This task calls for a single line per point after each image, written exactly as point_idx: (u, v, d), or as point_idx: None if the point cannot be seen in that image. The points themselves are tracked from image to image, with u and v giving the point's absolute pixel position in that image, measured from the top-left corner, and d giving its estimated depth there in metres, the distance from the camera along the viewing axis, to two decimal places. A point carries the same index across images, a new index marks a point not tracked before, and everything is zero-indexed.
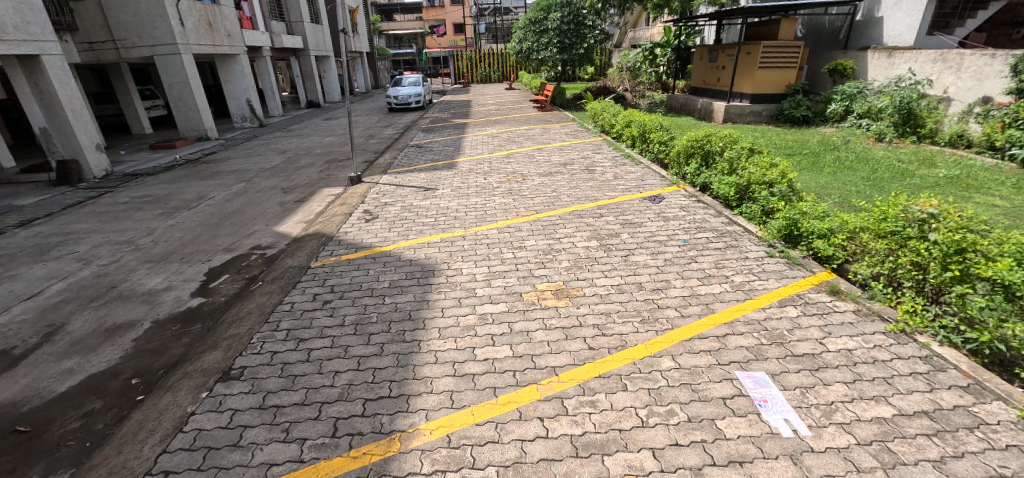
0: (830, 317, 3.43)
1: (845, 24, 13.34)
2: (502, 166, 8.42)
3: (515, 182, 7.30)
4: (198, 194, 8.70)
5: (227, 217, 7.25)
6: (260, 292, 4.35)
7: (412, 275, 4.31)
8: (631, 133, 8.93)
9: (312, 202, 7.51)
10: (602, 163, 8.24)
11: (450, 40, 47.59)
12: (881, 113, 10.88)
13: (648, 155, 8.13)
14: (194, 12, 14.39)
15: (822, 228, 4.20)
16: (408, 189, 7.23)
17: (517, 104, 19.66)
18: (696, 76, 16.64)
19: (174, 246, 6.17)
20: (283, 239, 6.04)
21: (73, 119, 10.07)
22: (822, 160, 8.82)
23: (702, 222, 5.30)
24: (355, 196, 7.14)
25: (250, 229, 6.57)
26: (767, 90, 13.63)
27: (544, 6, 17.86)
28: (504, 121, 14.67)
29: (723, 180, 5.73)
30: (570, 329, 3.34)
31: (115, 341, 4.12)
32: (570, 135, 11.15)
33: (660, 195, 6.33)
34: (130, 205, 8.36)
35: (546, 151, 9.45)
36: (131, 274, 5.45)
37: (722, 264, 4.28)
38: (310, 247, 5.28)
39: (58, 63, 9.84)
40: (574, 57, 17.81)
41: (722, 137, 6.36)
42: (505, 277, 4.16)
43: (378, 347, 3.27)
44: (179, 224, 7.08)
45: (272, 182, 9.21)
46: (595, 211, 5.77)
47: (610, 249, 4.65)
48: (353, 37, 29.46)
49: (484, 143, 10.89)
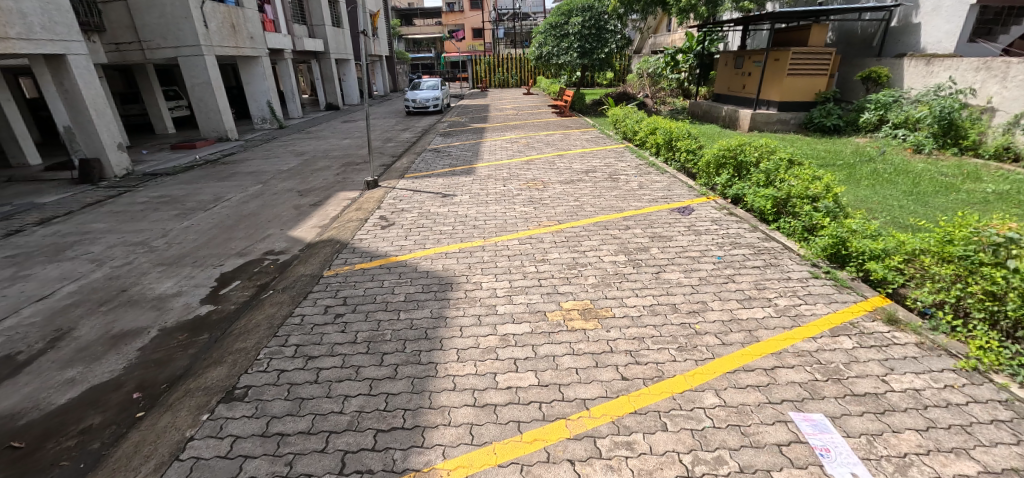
0: (890, 350, 3.08)
1: (879, 30, 12.85)
2: (521, 172, 8.18)
3: (536, 190, 7.03)
4: (214, 195, 8.62)
5: (242, 220, 7.13)
6: (270, 302, 4.17)
7: (429, 288, 4.08)
8: (656, 141, 8.62)
9: (327, 206, 7.35)
10: (625, 171, 7.94)
11: (468, 45, 47.86)
12: (919, 123, 10.37)
13: (674, 164, 7.81)
14: (218, 14, 14.52)
15: (874, 249, 3.84)
16: (425, 195, 7.03)
17: (535, 109, 19.43)
18: (720, 82, 16.22)
19: (187, 249, 6.05)
20: (297, 244, 5.87)
21: (95, 118, 10.15)
22: (859, 172, 8.36)
23: (736, 237, 4.97)
24: (371, 201, 6.96)
25: (264, 233, 6.43)
26: (796, 98, 13.15)
27: (565, 10, 17.63)
28: (522, 126, 14.46)
29: (759, 193, 5.40)
30: (600, 356, 3.05)
31: (120, 350, 3.97)
32: (591, 142, 10.85)
33: (689, 206, 6.01)
34: (147, 205, 8.31)
35: (567, 158, 9.17)
36: (142, 277, 5.33)
37: (764, 285, 3.95)
38: (323, 255, 5.09)
39: (83, 63, 9.93)
40: (595, 63, 17.52)
41: (757, 147, 6.00)
42: (528, 294, 3.89)
43: (391, 369, 3.04)
44: (194, 226, 6.98)
45: (289, 184, 9.11)
46: (621, 222, 5.48)
47: (640, 265, 4.34)
48: (373, 40, 29.65)
49: (503, 148, 10.65)
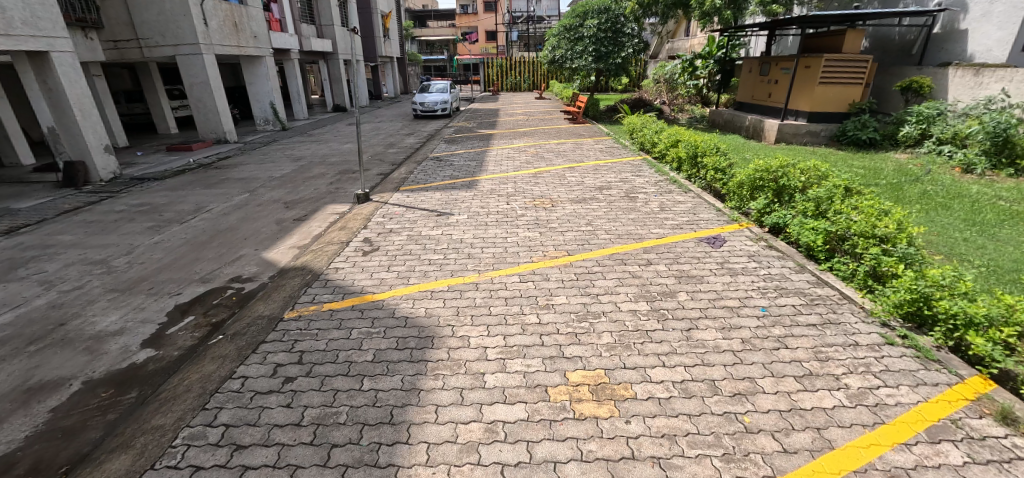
0: (1019, 470, 2.23)
1: (919, 37, 11.89)
2: (528, 187, 7.40)
3: (541, 209, 6.24)
4: (196, 204, 7.97)
5: (217, 236, 6.46)
6: (213, 354, 3.44)
7: (405, 344, 3.31)
8: (678, 154, 7.79)
9: (311, 223, 6.65)
10: (644, 189, 7.13)
11: (482, 47, 47.42)
12: (968, 139, 9.40)
13: (699, 182, 6.96)
14: (219, 12, 13.99)
15: (973, 314, 3.01)
16: (419, 213, 6.27)
17: (547, 115, 18.67)
18: (743, 90, 15.30)
19: (148, 272, 5.37)
20: (268, 270, 5.19)
21: (81, 118, 9.59)
22: (906, 194, 7.44)
23: (779, 280, 4.14)
24: (358, 218, 6.25)
25: (235, 254, 5.74)
26: (828, 108, 12.17)
27: (580, 12, 16.85)
28: (532, 133, 13.68)
29: (806, 224, 4.56)
30: (618, 466, 2.25)
31: (29, 410, 3.25)
32: (606, 153, 10.03)
33: (719, 236, 5.19)
34: (123, 214, 7.67)
35: (579, 171, 8.38)
36: (87, 307, 4.63)
37: (827, 354, 3.11)
38: (289, 289, 4.37)
39: (68, 61, 9.40)
40: (610, 67, 16.69)
41: (803, 169, 5.14)
42: (525, 357, 3.10)
43: (337, 472, 2.27)
44: (163, 242, 6.31)
45: (277, 194, 8.43)
46: (640, 255, 4.66)
47: (666, 318, 3.52)
48: (383, 41, 29.13)
49: (509, 158, 9.86)
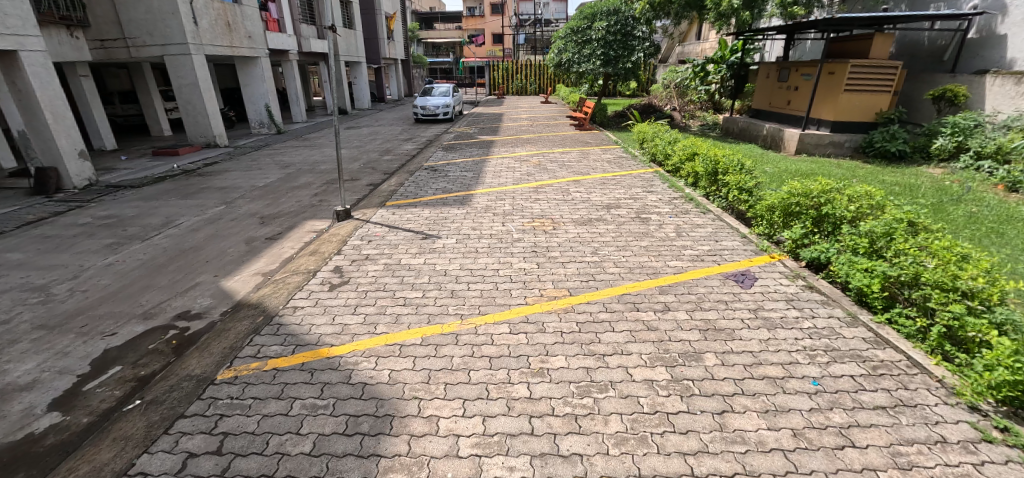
0: None
1: (952, 41, 10.98)
2: (527, 204, 6.66)
3: (540, 233, 5.49)
4: (166, 217, 7.31)
5: (178, 257, 5.77)
6: (117, 433, 2.71)
7: (356, 428, 2.57)
8: (695, 169, 7.04)
9: (283, 244, 5.97)
10: (657, 208, 6.38)
11: (489, 51, 46.92)
12: (1013, 154, 8.52)
13: (720, 201, 6.19)
14: (211, 11, 13.43)
15: None
16: (402, 234, 5.55)
17: (553, 120, 17.97)
18: (760, 97, 14.52)
19: (87, 303, 4.69)
20: (222, 304, 4.50)
21: (52, 121, 8.97)
22: (952, 216, 6.59)
23: (829, 338, 3.37)
24: (334, 240, 5.54)
25: (191, 281, 5.04)
26: (854, 118, 11.34)
27: (588, 14, 16.12)
28: (536, 140, 12.96)
29: (857, 265, 3.80)
30: None
31: None
32: (613, 164, 9.26)
33: (748, 271, 4.43)
34: (85, 229, 7.02)
35: (585, 185, 7.65)
36: (3, 349, 3.94)
37: (911, 459, 2.32)
38: (235, 334, 3.66)
39: (40, 60, 8.83)
40: (619, 72, 15.92)
41: (852, 196, 4.36)
42: (509, 456, 2.35)
43: None
44: (117, 265, 5.64)
45: (255, 206, 7.75)
46: (656, 298, 3.90)
47: (691, 395, 2.75)
48: (386, 43, 28.60)
49: (509, 169, 9.12)
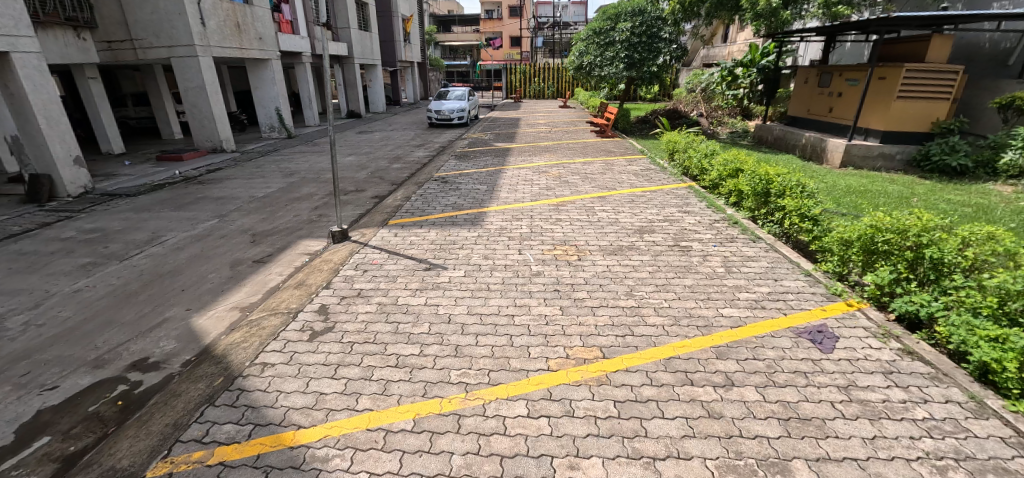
0: None
1: (1019, 44, 9.73)
2: (547, 226, 5.87)
3: (563, 264, 4.68)
4: (152, 233, 6.73)
5: (153, 283, 5.13)
6: None
7: None
8: (738, 187, 6.18)
9: (271, 268, 5.30)
10: (697, 233, 5.53)
11: (506, 54, 46.32)
12: None
13: (771, 227, 5.33)
14: (220, 11, 13.00)
15: None
16: (403, 263, 4.81)
17: (572, 126, 17.17)
18: (797, 103, 13.48)
19: (38, 342, 4.05)
20: (187, 349, 3.81)
21: (45, 126, 8.52)
22: None
23: (960, 439, 2.48)
24: (324, 269, 4.82)
25: (158, 317, 4.38)
26: (906, 128, 10.28)
27: (611, 15, 15.30)
28: (555, 148, 12.15)
29: (981, 330, 2.93)
30: None
31: None
32: (641, 178, 8.40)
33: (820, 325, 3.56)
34: (64, 244, 6.47)
35: (611, 203, 6.84)
36: None
37: None
38: (186, 401, 2.95)
39: (33, 62, 8.39)
40: (644, 75, 15.03)
41: (967, 239, 3.46)
42: None
43: None
44: (86, 291, 5.03)
45: (249, 221, 7.12)
46: (713, 365, 3.06)
47: None
48: (403, 45, 28.14)
49: (527, 182, 8.34)
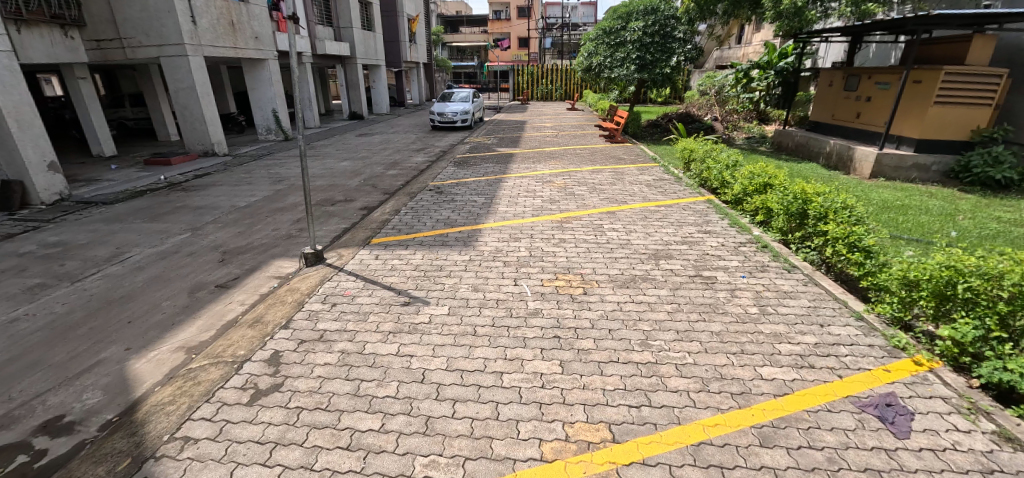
0: None
1: None
2: (548, 249, 5.18)
3: (565, 300, 3.98)
4: (116, 248, 6.14)
5: (100, 312, 4.51)
6: None
7: None
8: (767, 205, 5.46)
9: (233, 296, 4.66)
10: (722, 260, 4.80)
11: (514, 54, 45.61)
12: None
13: (810, 254, 4.60)
14: (214, 9, 12.49)
15: None
16: (380, 295, 4.15)
17: (580, 130, 16.42)
18: (821, 107, 12.65)
19: None
20: (112, 406, 3.15)
21: (16, 130, 7.99)
22: None
23: None
24: (287, 301, 4.16)
25: (91, 359, 3.74)
26: (945, 136, 9.41)
27: (623, 14, 14.56)
28: (561, 154, 11.41)
29: None
30: None
31: None
32: (654, 190, 7.67)
33: (887, 394, 2.83)
34: (19, 261, 5.90)
35: (621, 220, 6.14)
36: None
37: None
38: None
39: (3, 62, 7.85)
40: (656, 77, 14.29)
41: None
42: None
43: None
44: (22, 320, 4.42)
45: (224, 235, 6.52)
46: (755, 459, 2.33)
47: None
48: (408, 45, 27.56)
49: (528, 193, 7.64)
